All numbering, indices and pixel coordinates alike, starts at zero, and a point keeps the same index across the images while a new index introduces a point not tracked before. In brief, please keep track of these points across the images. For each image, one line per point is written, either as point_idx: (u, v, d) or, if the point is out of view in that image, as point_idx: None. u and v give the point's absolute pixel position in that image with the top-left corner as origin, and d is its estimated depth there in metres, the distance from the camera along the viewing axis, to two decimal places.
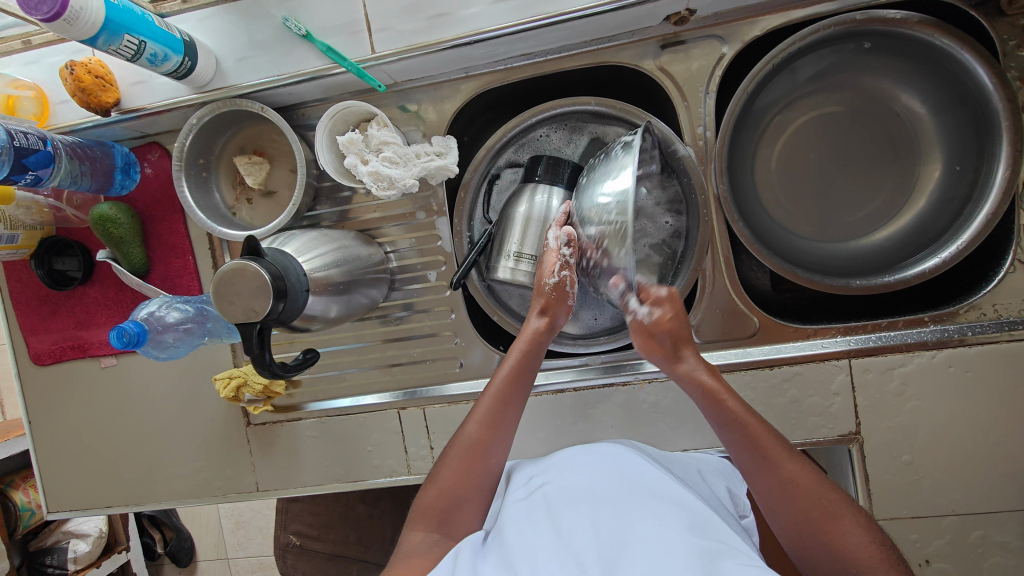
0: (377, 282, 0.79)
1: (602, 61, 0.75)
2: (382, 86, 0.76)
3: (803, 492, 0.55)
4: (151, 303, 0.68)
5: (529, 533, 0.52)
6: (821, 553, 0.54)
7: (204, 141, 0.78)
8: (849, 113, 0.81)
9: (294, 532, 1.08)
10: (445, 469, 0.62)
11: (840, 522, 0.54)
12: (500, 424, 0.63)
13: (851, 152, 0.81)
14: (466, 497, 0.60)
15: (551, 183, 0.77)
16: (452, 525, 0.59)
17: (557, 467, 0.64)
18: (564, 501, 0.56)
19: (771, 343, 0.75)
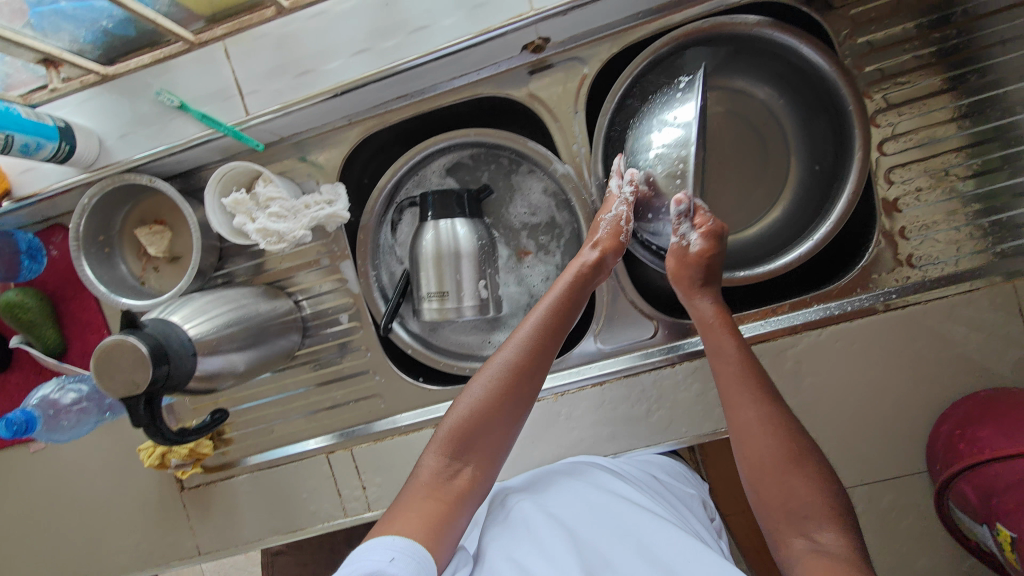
0: (287, 333, 0.81)
1: (473, 94, 0.79)
2: (261, 147, 0.79)
3: (767, 449, 0.60)
4: (47, 386, 0.76)
5: (512, 544, 0.59)
6: (787, 512, 0.58)
7: (103, 217, 0.80)
8: (722, 112, 0.85)
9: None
10: (479, 390, 0.64)
11: (801, 474, 0.58)
12: (542, 346, 0.66)
13: (727, 151, 0.85)
14: (492, 420, 0.63)
15: (445, 215, 0.79)
16: (473, 454, 0.63)
17: (539, 483, 0.71)
18: (535, 518, 0.62)
19: (671, 343, 0.79)
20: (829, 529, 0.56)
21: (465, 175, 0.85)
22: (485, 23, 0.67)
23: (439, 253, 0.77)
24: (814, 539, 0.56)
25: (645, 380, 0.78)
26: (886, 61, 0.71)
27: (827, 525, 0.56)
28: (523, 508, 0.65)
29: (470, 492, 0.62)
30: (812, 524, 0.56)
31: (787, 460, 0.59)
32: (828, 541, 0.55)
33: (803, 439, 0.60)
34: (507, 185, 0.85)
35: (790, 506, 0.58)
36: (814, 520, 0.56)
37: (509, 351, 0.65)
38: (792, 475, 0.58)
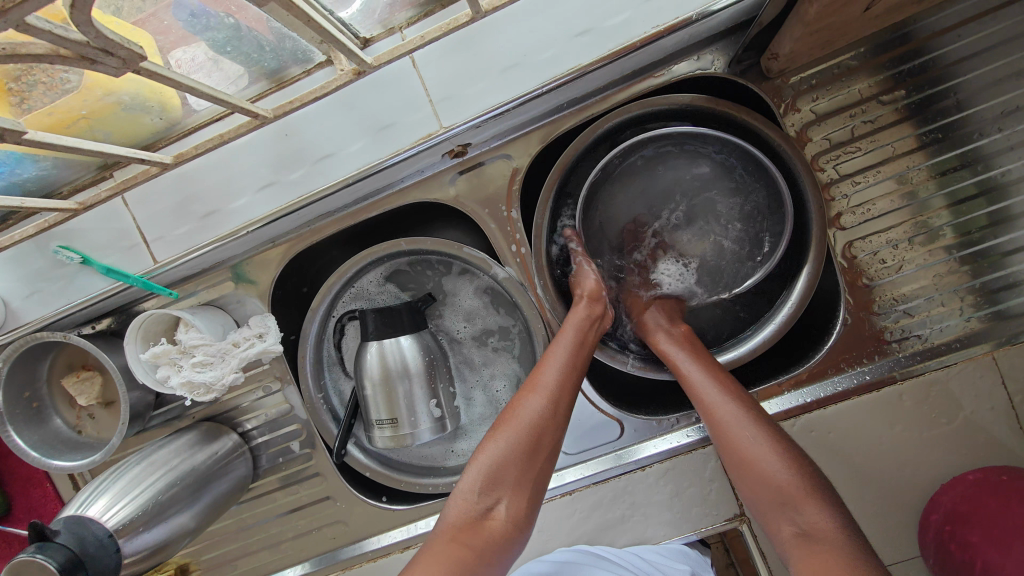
0: (234, 474, 0.76)
1: (399, 202, 0.73)
2: (174, 293, 0.73)
3: (737, 433, 0.56)
4: None
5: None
6: (768, 501, 0.53)
7: (26, 374, 0.75)
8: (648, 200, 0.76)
9: None
10: (506, 421, 0.61)
11: (778, 454, 0.54)
12: (578, 367, 0.64)
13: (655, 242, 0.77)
14: (536, 442, 0.60)
15: (385, 334, 0.74)
16: (504, 492, 0.58)
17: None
18: None
19: (642, 442, 0.75)
20: (814, 508, 0.50)
21: (405, 283, 0.81)
22: (393, 144, 0.64)
23: (383, 378, 0.72)
24: (799, 521, 0.51)
25: (615, 486, 0.74)
26: (834, 129, 0.66)
27: (809, 504, 0.51)
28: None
29: (502, 539, 0.56)
30: (794, 508, 0.51)
31: (757, 440, 0.55)
32: (813, 521, 0.50)
33: (772, 423, 0.57)
34: (449, 290, 0.80)
35: (765, 493, 0.53)
36: (798, 505, 0.51)
37: (539, 384, 0.62)
38: (761, 450, 0.54)
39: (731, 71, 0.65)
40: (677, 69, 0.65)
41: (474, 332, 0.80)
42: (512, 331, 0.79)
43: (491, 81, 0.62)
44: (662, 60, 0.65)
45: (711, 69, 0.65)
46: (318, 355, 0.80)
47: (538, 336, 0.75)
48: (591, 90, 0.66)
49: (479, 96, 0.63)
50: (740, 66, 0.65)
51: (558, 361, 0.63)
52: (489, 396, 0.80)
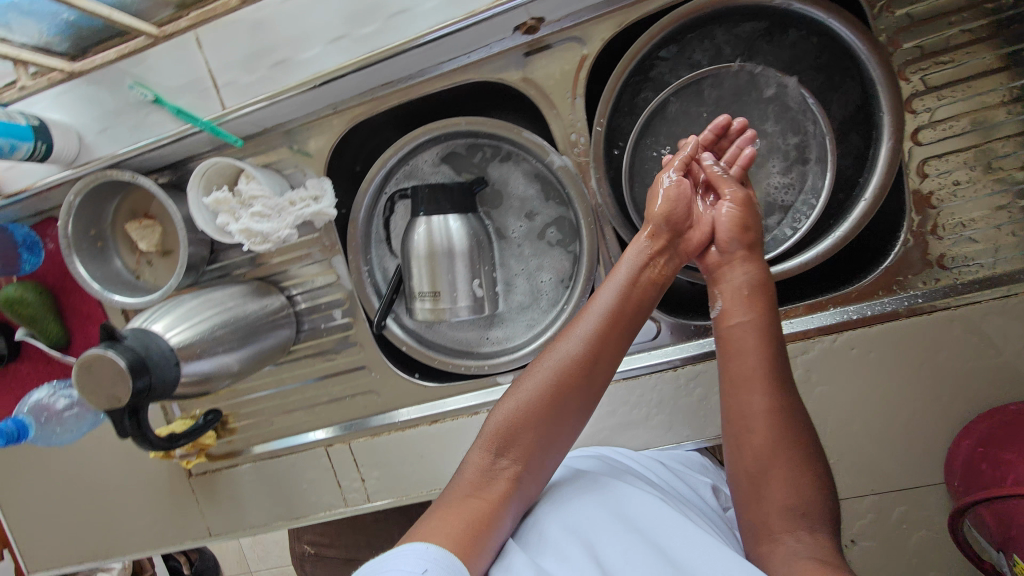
0: (280, 331, 0.80)
1: (465, 79, 0.73)
2: (241, 141, 0.75)
3: (774, 437, 0.56)
4: (40, 392, 0.82)
5: (544, 557, 0.53)
6: (786, 515, 0.54)
7: (92, 212, 0.79)
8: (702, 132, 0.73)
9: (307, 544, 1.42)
10: (525, 385, 0.60)
11: (814, 480, 0.56)
12: (622, 334, 0.62)
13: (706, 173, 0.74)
14: (559, 415, 0.60)
15: (437, 212, 0.75)
16: (519, 452, 0.58)
17: (559, 490, 0.64)
18: (557, 528, 0.56)
19: (676, 342, 0.76)
20: (817, 533, 0.53)
21: (459, 164, 0.80)
22: (469, 6, 0.63)
23: (430, 251, 0.74)
24: (800, 539, 0.53)
25: (644, 385, 0.75)
26: (928, 37, 0.63)
27: (815, 527, 0.53)
28: (552, 519, 0.58)
29: (514, 495, 0.58)
30: (804, 519, 0.54)
31: (796, 463, 0.56)
32: (811, 547, 0.52)
33: (816, 448, 0.57)
34: (502, 177, 0.79)
35: (787, 501, 0.55)
36: (806, 517, 0.54)
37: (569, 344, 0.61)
38: (786, 462, 0.55)
39: None
40: None
41: (522, 222, 0.79)
42: (563, 223, 0.78)
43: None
44: None
45: None
46: (369, 226, 0.82)
47: (587, 229, 0.74)
48: None
49: None
50: None
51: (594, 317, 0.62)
52: (531, 289, 0.80)
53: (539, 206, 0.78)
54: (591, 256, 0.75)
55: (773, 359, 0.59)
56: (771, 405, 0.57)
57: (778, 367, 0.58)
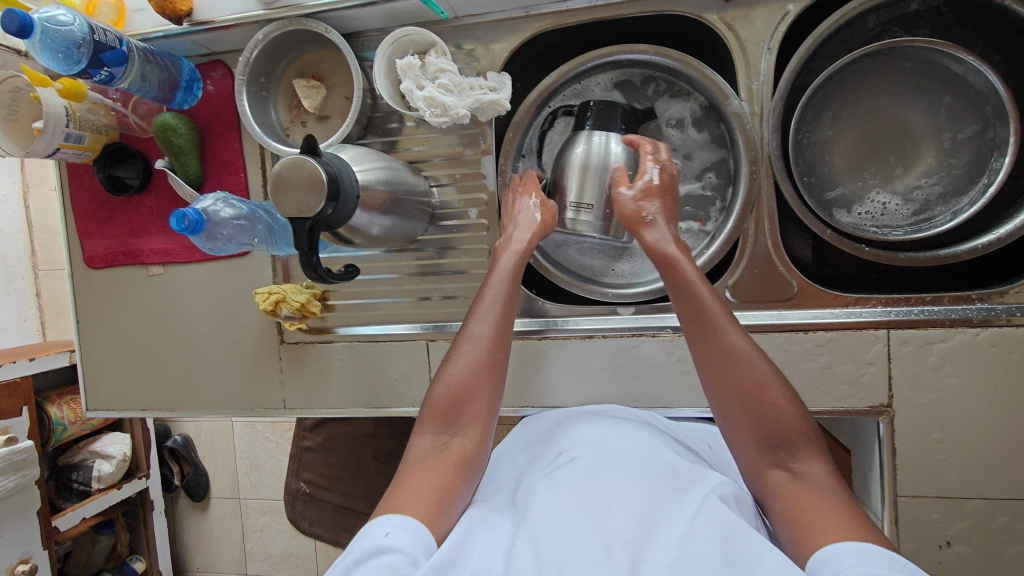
0: (419, 213, 0.80)
1: (663, 10, 0.75)
2: (446, 15, 0.77)
3: (743, 377, 0.56)
4: (207, 197, 0.65)
5: (557, 507, 0.53)
6: (764, 442, 0.55)
7: (269, 58, 0.81)
8: (880, 106, 0.77)
9: (306, 480, 1.49)
10: (453, 368, 0.61)
11: (778, 395, 0.55)
12: (500, 315, 0.64)
13: (877, 145, 0.78)
14: (477, 391, 0.61)
15: (604, 128, 0.76)
16: (461, 424, 0.60)
17: (587, 443, 0.63)
18: (571, 476, 0.57)
19: (809, 308, 0.74)
20: (807, 459, 0.53)
21: (632, 94, 0.83)
22: None
23: (587, 164, 0.75)
24: (793, 464, 0.53)
25: (771, 341, 0.74)
26: None
27: (805, 449, 0.53)
28: (575, 472, 0.58)
29: (465, 466, 0.57)
30: (791, 447, 0.54)
31: (755, 386, 0.56)
32: (809, 467, 0.52)
33: (774, 374, 0.57)
34: (672, 112, 0.82)
35: (760, 429, 0.55)
36: (793, 444, 0.54)
37: (477, 328, 0.64)
38: (766, 397, 0.55)
39: None
40: None
41: (680, 161, 0.82)
42: (722, 169, 0.80)
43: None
44: None
45: None
46: (524, 134, 0.84)
47: (747, 174, 0.74)
48: None
49: None
50: None
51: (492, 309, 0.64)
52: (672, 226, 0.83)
53: (699, 147, 0.81)
54: (744, 201, 0.75)
55: (714, 293, 0.61)
56: (731, 348, 0.57)
57: (719, 319, 0.59)
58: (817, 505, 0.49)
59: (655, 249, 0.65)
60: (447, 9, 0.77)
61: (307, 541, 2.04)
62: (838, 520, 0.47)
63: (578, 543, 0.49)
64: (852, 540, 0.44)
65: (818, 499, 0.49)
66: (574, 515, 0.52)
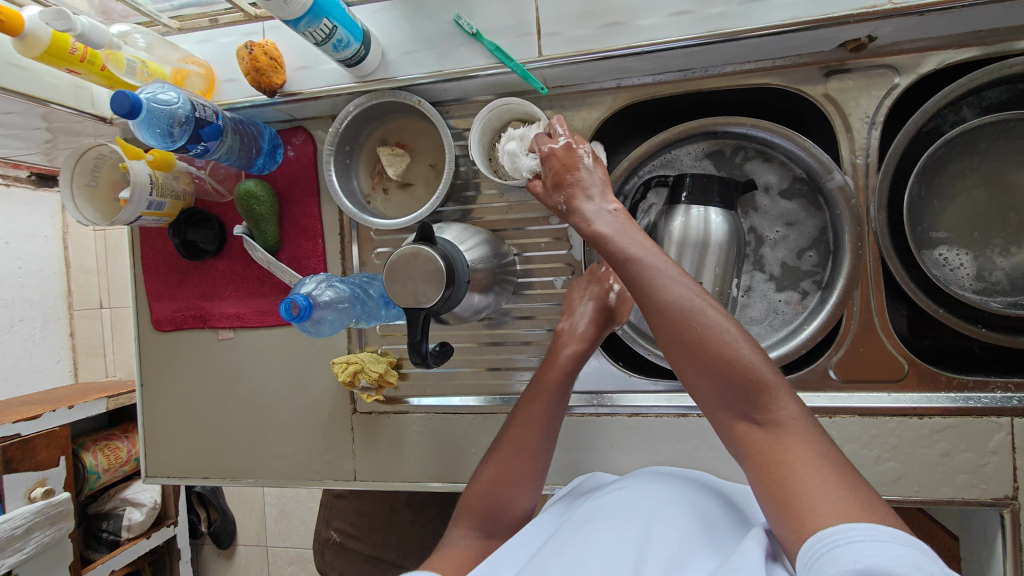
0: (506, 286, 0.78)
1: (762, 83, 0.74)
2: (544, 90, 0.77)
3: (675, 321, 0.50)
4: (309, 282, 0.63)
5: (596, 532, 0.51)
6: (727, 401, 0.50)
7: (354, 128, 0.80)
8: (993, 169, 0.74)
9: (337, 530, 1.42)
10: (487, 471, 0.67)
11: (728, 346, 0.49)
12: (550, 412, 0.69)
13: (993, 210, 0.74)
14: (514, 482, 0.66)
15: (704, 202, 0.73)
16: (495, 514, 0.64)
17: (635, 481, 0.61)
18: (608, 511, 0.55)
19: (921, 391, 0.71)
20: (793, 411, 0.48)
21: (722, 164, 0.82)
22: (825, 8, 0.64)
23: (685, 240, 0.72)
24: (761, 416, 0.49)
25: (883, 425, 0.70)
26: None
27: (778, 400, 0.48)
28: (620, 501, 0.56)
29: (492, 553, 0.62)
30: (772, 398, 0.49)
31: (712, 351, 0.49)
32: (784, 413, 0.48)
33: (721, 329, 0.49)
34: (765, 183, 0.80)
35: (723, 391, 0.50)
36: (769, 397, 0.49)
37: (526, 410, 0.69)
38: (743, 358, 0.49)
39: None
40: None
41: (777, 231, 0.80)
42: (821, 242, 0.78)
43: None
44: None
45: None
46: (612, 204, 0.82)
47: (851, 250, 0.72)
48: None
49: None
50: None
51: (534, 403, 0.70)
52: (767, 300, 0.80)
53: (796, 216, 0.79)
54: (848, 277, 0.72)
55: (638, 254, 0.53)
56: (666, 292, 0.51)
57: (645, 258, 0.53)
58: (831, 488, 0.44)
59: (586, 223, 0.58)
60: (545, 83, 0.76)
61: None
62: (829, 494, 0.43)
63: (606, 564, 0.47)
64: (861, 523, 0.40)
65: (828, 481, 0.44)
66: (609, 536, 0.50)
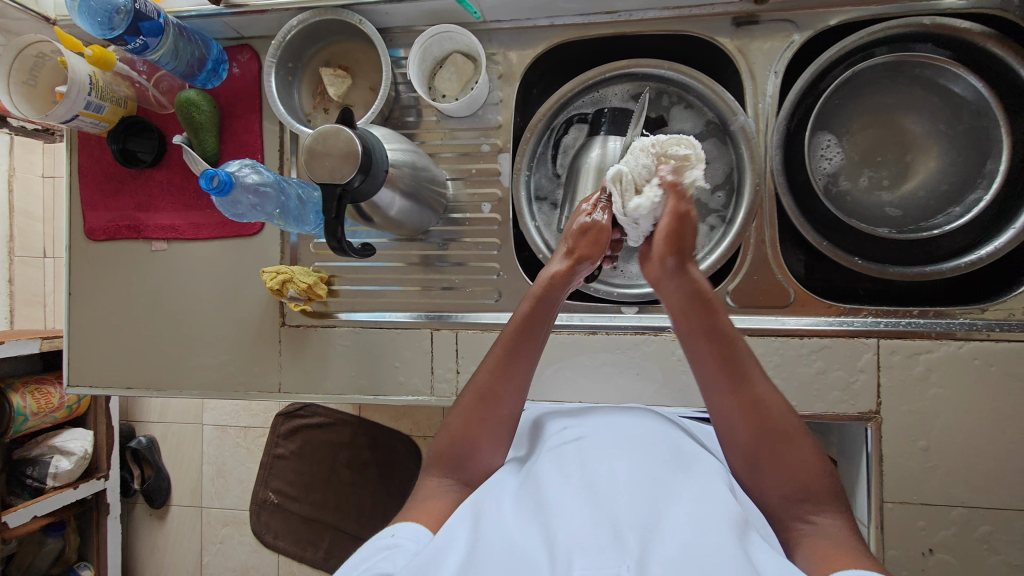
0: (435, 204, 0.82)
1: (679, 30, 0.80)
2: (478, 18, 0.81)
3: (771, 423, 0.58)
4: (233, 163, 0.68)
5: (562, 483, 0.55)
6: (777, 477, 0.58)
7: (298, 44, 0.84)
8: (876, 116, 0.85)
9: (273, 489, 1.52)
10: (455, 420, 0.66)
11: (805, 449, 0.58)
12: (512, 372, 0.67)
13: (876, 152, 0.85)
14: (478, 442, 0.65)
15: (619, 134, 0.80)
16: (462, 472, 0.64)
17: (596, 430, 0.65)
18: (581, 457, 0.59)
19: (804, 315, 0.78)
20: (825, 514, 0.55)
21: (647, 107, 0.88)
22: None
23: (601, 166, 0.79)
24: (810, 517, 0.56)
25: (769, 345, 0.76)
26: None
27: (824, 507, 0.56)
28: (579, 454, 0.60)
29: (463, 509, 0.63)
30: (812, 501, 0.56)
31: (778, 445, 0.58)
32: (823, 521, 0.55)
33: (790, 430, 0.59)
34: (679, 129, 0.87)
35: (770, 469, 0.58)
36: (815, 500, 0.56)
37: (488, 366, 0.68)
38: (801, 455, 0.58)
39: None
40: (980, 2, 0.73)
41: None
42: (727, 183, 0.85)
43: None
44: None
45: (1010, 11, 0.72)
46: (540, 137, 0.87)
47: (751, 187, 0.79)
48: None
49: None
50: None
51: (491, 361, 0.68)
52: None
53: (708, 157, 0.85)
54: (747, 211, 0.79)
55: (733, 350, 0.61)
56: (756, 396, 0.60)
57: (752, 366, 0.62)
58: (831, 547, 0.53)
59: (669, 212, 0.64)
60: (479, 11, 0.81)
61: (269, 556, 1.94)
62: (845, 565, 0.50)
63: (587, 520, 0.50)
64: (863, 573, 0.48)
65: (829, 539, 0.54)
66: (579, 494, 0.53)
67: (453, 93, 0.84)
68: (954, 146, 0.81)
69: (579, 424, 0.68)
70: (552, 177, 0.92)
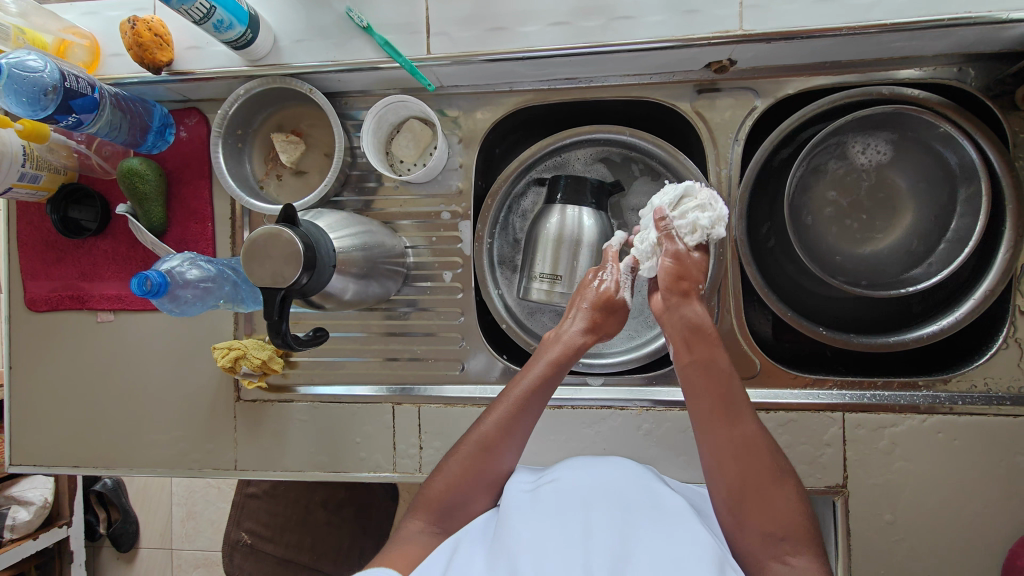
0: (393, 277, 0.79)
1: (639, 97, 0.79)
2: (431, 86, 0.79)
3: (751, 469, 0.56)
4: (174, 258, 0.68)
5: (530, 526, 0.54)
6: (759, 517, 0.56)
7: (246, 112, 0.80)
8: (857, 171, 0.81)
9: (246, 530, 1.13)
10: (452, 465, 0.64)
11: (787, 495, 0.57)
12: (515, 430, 0.64)
13: (861, 208, 0.82)
14: (467, 498, 0.63)
15: (579, 203, 0.78)
16: (452, 522, 0.62)
17: (569, 475, 0.64)
18: (553, 502, 0.59)
19: (770, 387, 0.77)
20: (803, 557, 0.54)
21: (611, 169, 0.87)
22: (689, 30, 0.69)
23: (560, 237, 0.76)
24: (791, 563, 0.54)
25: None
26: None
27: (803, 548, 0.55)
28: (555, 495, 0.60)
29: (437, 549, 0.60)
30: (790, 544, 0.55)
31: (768, 480, 0.56)
32: (803, 567, 0.54)
33: (783, 481, 0.57)
34: (641, 199, 0.86)
35: (749, 505, 0.56)
36: (794, 541, 0.55)
37: (498, 415, 0.64)
38: (783, 498, 0.56)
39: (982, 90, 0.72)
40: (935, 73, 0.73)
41: None
42: None
43: (804, 7, 0.67)
44: (918, 58, 0.73)
45: (965, 83, 0.72)
46: (502, 202, 0.85)
47: (715, 255, 0.77)
48: (857, 59, 0.73)
49: (783, 15, 0.67)
50: (991, 89, 0.72)
51: (499, 418, 0.64)
52: (642, 296, 0.85)
53: None
54: (711, 282, 0.78)
55: (728, 390, 0.59)
56: (746, 435, 0.58)
57: (742, 399, 0.60)
58: None
59: (696, 324, 0.62)
60: (432, 79, 0.79)
61: None
62: None
63: (554, 561, 0.49)
64: None
65: None
66: (549, 530, 0.53)
67: (411, 160, 0.81)
68: (939, 202, 0.77)
69: (550, 470, 0.67)
70: (512, 243, 0.89)
